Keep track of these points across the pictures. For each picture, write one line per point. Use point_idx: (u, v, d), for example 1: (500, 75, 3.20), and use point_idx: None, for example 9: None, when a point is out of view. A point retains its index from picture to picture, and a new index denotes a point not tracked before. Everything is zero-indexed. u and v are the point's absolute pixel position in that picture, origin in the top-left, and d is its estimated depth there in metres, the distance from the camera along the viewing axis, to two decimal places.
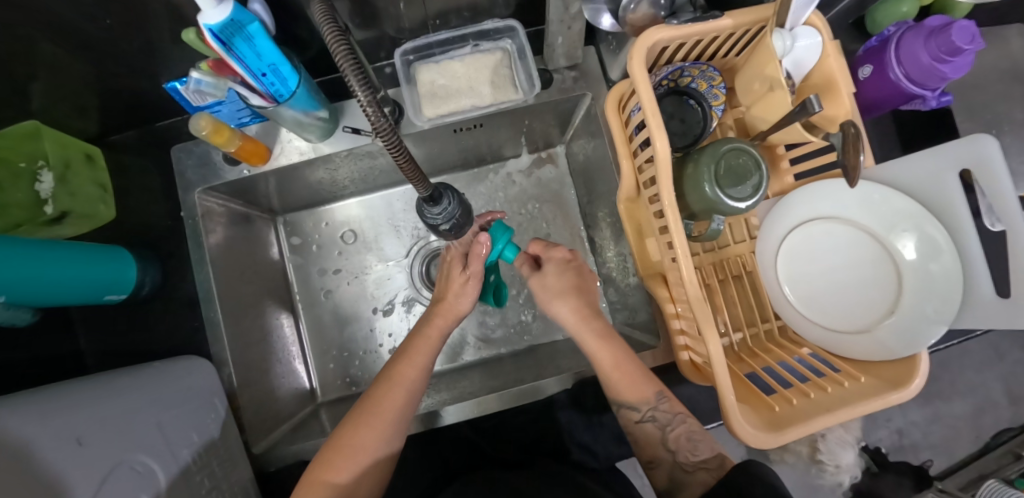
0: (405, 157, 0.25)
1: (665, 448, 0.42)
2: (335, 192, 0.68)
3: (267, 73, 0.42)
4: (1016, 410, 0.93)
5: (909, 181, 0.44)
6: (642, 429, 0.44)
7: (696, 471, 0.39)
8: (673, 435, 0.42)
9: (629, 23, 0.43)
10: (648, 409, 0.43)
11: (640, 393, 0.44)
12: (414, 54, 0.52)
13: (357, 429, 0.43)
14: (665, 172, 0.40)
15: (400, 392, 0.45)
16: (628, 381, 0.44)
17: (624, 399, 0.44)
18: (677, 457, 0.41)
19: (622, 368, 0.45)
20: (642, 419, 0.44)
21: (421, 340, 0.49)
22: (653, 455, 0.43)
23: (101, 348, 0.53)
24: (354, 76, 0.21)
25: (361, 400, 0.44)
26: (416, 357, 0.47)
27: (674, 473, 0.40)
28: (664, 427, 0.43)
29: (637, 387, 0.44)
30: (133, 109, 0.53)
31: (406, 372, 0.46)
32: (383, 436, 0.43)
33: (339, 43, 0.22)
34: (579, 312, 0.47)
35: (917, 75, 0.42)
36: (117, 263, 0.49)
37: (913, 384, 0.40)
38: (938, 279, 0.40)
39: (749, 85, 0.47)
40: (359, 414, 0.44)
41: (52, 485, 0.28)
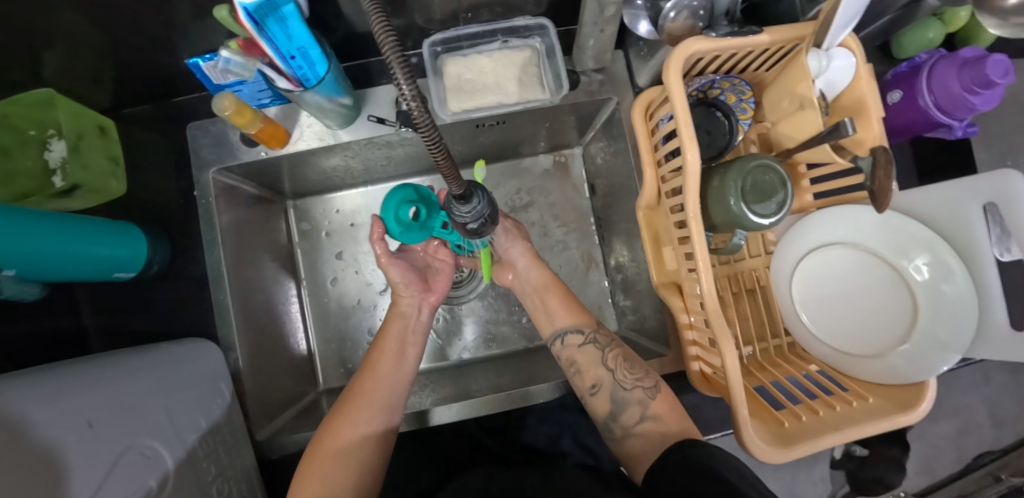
0: (441, 150, 0.23)
1: (603, 368, 0.49)
2: (349, 181, 0.67)
3: (296, 56, 0.42)
4: (998, 432, 0.97)
5: (931, 209, 0.45)
6: (584, 351, 0.51)
7: (633, 388, 0.47)
8: (611, 353, 0.50)
9: (666, 31, 0.43)
10: (590, 332, 0.53)
11: (582, 318, 0.54)
12: (443, 45, 0.51)
13: (341, 421, 0.45)
14: (694, 185, 0.40)
15: (382, 380, 0.49)
16: (566, 309, 0.55)
17: (568, 326, 0.54)
18: (616, 375, 0.48)
19: (560, 294, 0.57)
20: (584, 342, 0.52)
21: (393, 326, 0.54)
22: (596, 380, 0.49)
23: (106, 325, 0.52)
24: (398, 66, 0.17)
25: (353, 391, 0.48)
26: (386, 345, 0.52)
27: (615, 393, 0.47)
28: (602, 347, 0.51)
29: (577, 316, 0.55)
30: (148, 82, 0.51)
31: (379, 358, 0.50)
32: (361, 426, 0.45)
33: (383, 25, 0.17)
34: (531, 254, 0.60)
35: (947, 104, 0.43)
36: (127, 239, 0.47)
37: (921, 408, 0.41)
38: (952, 305, 0.41)
39: (777, 102, 0.47)
40: (338, 411, 0.46)
41: (62, 470, 0.27)
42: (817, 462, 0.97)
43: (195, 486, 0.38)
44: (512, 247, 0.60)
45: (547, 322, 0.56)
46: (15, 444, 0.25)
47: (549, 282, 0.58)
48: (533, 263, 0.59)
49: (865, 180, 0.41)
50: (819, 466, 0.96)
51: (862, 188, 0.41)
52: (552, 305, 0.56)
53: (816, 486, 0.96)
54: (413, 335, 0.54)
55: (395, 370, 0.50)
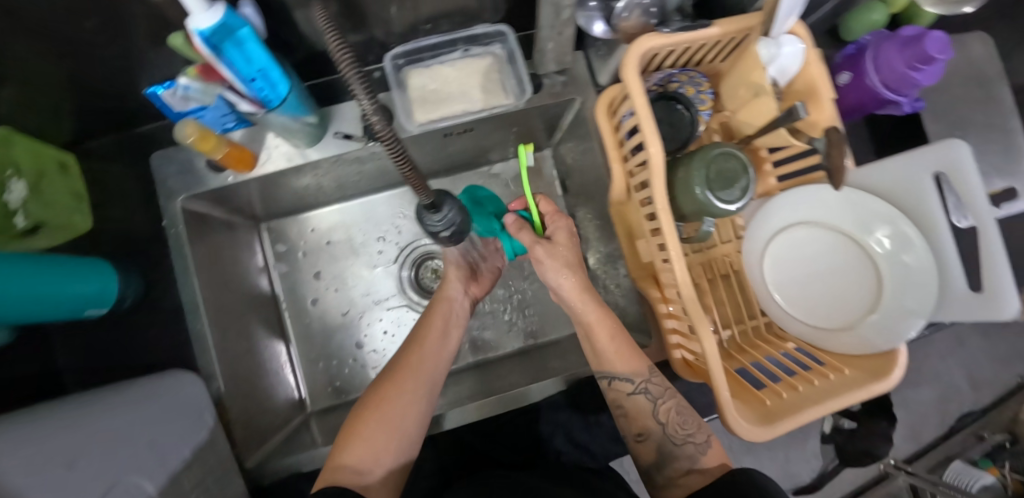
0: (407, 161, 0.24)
1: (655, 420, 0.45)
2: (321, 199, 0.67)
3: (256, 78, 0.41)
4: (976, 394, 1.01)
5: (887, 183, 0.46)
6: (633, 401, 0.46)
7: (685, 444, 0.44)
8: (663, 407, 0.45)
9: (621, 30, 0.44)
10: (642, 382, 0.45)
11: (634, 366, 0.46)
12: (404, 58, 0.52)
13: (391, 389, 0.44)
14: (660, 177, 0.42)
15: (428, 354, 0.49)
16: (619, 352, 0.46)
17: (618, 373, 0.46)
18: (667, 430, 0.45)
19: (615, 340, 0.47)
20: (635, 391, 0.46)
21: (439, 306, 0.55)
22: (642, 429, 0.46)
23: (82, 364, 0.50)
24: (359, 83, 0.19)
25: (405, 358, 0.48)
26: (434, 320, 0.53)
27: (664, 446, 0.44)
28: (656, 399, 0.45)
29: (630, 361, 0.46)
30: (107, 114, 0.50)
31: (427, 335, 0.51)
32: (415, 396, 0.45)
33: (343, 46, 0.18)
34: (576, 286, 0.48)
35: (893, 81, 0.45)
36: (97, 275, 0.46)
37: (894, 375, 0.42)
38: (915, 274, 0.43)
39: (735, 91, 0.49)
40: (385, 380, 0.46)
41: None
42: (808, 438, 1.01)
43: None
44: (557, 275, 0.48)
45: (595, 361, 0.48)
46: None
47: (600, 319, 0.47)
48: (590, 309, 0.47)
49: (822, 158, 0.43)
50: (810, 441, 1.01)
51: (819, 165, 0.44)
52: (602, 345, 0.47)
53: (808, 461, 1.01)
54: (454, 318, 0.55)
55: (439, 349, 0.50)
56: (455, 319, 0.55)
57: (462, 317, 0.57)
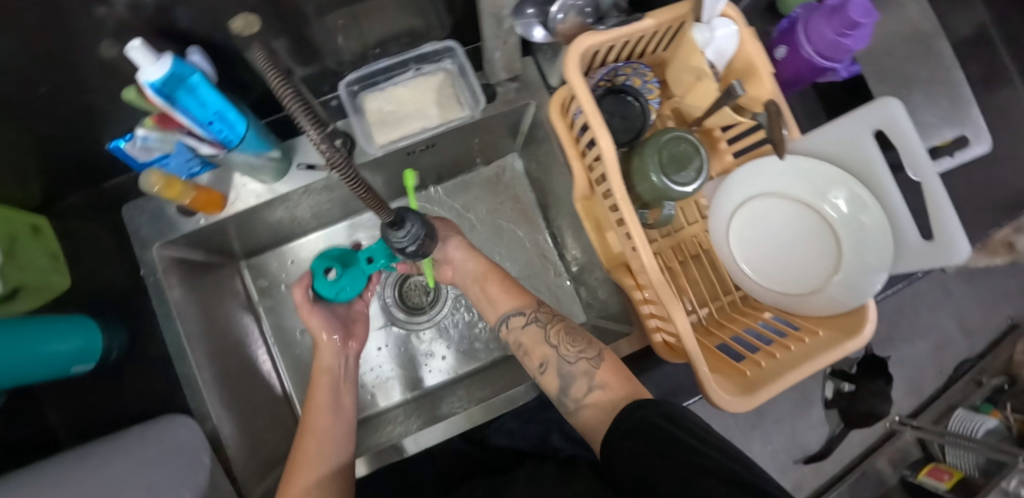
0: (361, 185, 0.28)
1: (547, 345, 0.50)
2: (299, 229, 0.68)
3: (214, 121, 0.42)
4: (969, 341, 1.03)
5: (831, 148, 0.47)
6: (529, 332, 0.52)
7: (577, 360, 0.47)
8: (553, 329, 0.51)
9: (559, 32, 0.45)
10: (532, 312, 0.53)
11: (523, 300, 0.55)
12: (358, 84, 0.53)
13: (289, 487, 0.43)
14: (614, 168, 0.43)
15: (322, 431, 0.48)
16: (505, 293, 0.56)
17: (511, 310, 0.54)
18: (559, 350, 0.49)
19: (504, 288, 0.56)
20: (527, 322, 0.52)
21: (318, 386, 0.53)
22: (543, 360, 0.49)
23: (74, 421, 0.51)
24: (304, 117, 0.24)
25: (297, 454, 0.46)
26: (318, 400, 0.51)
27: (561, 368, 0.47)
28: (544, 324, 0.52)
29: (518, 298, 0.55)
30: (73, 173, 0.51)
31: (312, 418, 0.49)
32: (321, 475, 0.44)
33: (285, 87, 0.24)
34: (470, 251, 0.59)
35: (826, 50, 0.46)
36: (81, 331, 0.47)
37: (866, 331, 0.43)
38: (870, 231, 0.44)
39: (679, 77, 0.50)
40: (288, 478, 0.45)
41: None
42: (813, 405, 1.01)
43: None
44: (450, 242, 0.59)
45: (490, 308, 0.57)
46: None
47: (487, 271, 0.58)
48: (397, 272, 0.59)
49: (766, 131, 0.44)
50: (815, 409, 1.01)
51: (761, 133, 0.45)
52: (492, 291, 0.57)
53: (816, 429, 1.01)
54: (343, 384, 0.54)
55: (334, 420, 0.50)
56: (342, 379, 0.55)
57: (352, 380, 0.56)
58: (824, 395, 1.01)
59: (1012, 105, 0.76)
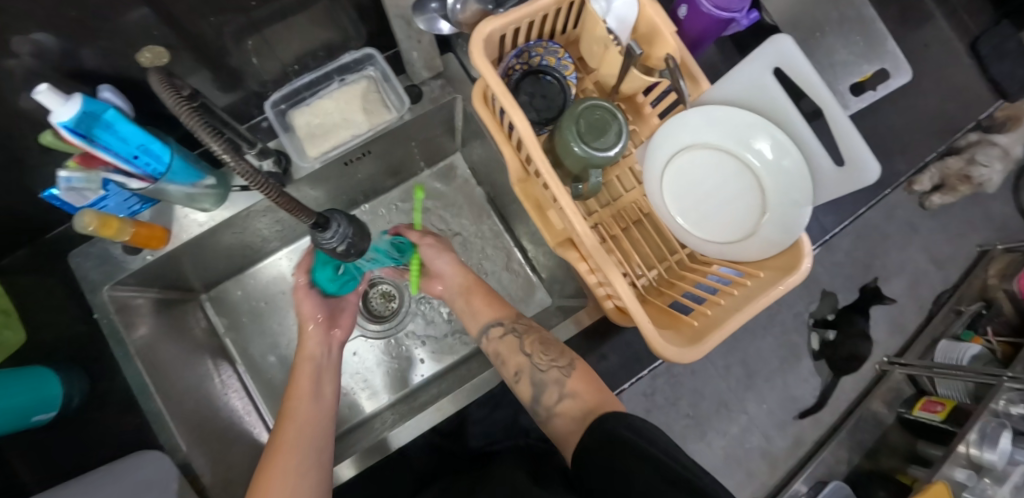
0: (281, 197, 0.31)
1: (523, 355, 0.50)
2: (254, 255, 0.69)
3: (139, 155, 0.44)
4: (944, 273, 1.03)
5: (741, 94, 0.48)
6: (505, 342, 0.52)
7: (549, 369, 0.48)
8: (528, 340, 0.51)
9: (462, 22, 0.47)
10: (510, 322, 0.53)
11: (498, 312, 0.55)
12: (285, 102, 0.55)
13: (269, 475, 0.42)
14: (535, 144, 0.44)
15: (301, 423, 0.47)
16: (489, 306, 0.56)
17: (490, 320, 0.54)
18: (532, 360, 0.49)
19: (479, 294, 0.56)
20: (505, 333, 0.52)
21: (302, 377, 0.52)
22: (517, 368, 0.49)
23: (44, 474, 0.51)
24: (217, 144, 0.27)
25: (276, 441, 0.45)
26: (299, 401, 0.49)
27: (534, 376, 0.48)
28: (520, 334, 0.52)
29: (497, 309, 0.55)
30: (11, 228, 0.52)
31: (293, 403, 0.49)
32: (296, 469, 0.43)
33: (195, 121, 0.28)
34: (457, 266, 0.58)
35: (722, 2, 0.48)
36: (36, 382, 0.47)
37: (802, 266, 0.44)
38: (788, 169, 0.46)
39: (591, 50, 0.52)
40: (264, 464, 0.43)
41: None
42: (801, 358, 1.01)
43: None
44: (437, 257, 0.59)
45: (472, 320, 0.56)
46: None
47: (473, 285, 0.58)
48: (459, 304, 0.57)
49: (669, 82, 0.49)
50: (804, 361, 1.01)
51: (666, 84, 0.49)
52: (475, 305, 0.56)
53: (808, 381, 1.01)
54: (328, 373, 0.54)
55: (315, 407, 0.49)
56: (324, 368, 0.55)
57: (333, 369, 0.56)
58: (809, 347, 1.02)
59: (936, 35, 0.78)
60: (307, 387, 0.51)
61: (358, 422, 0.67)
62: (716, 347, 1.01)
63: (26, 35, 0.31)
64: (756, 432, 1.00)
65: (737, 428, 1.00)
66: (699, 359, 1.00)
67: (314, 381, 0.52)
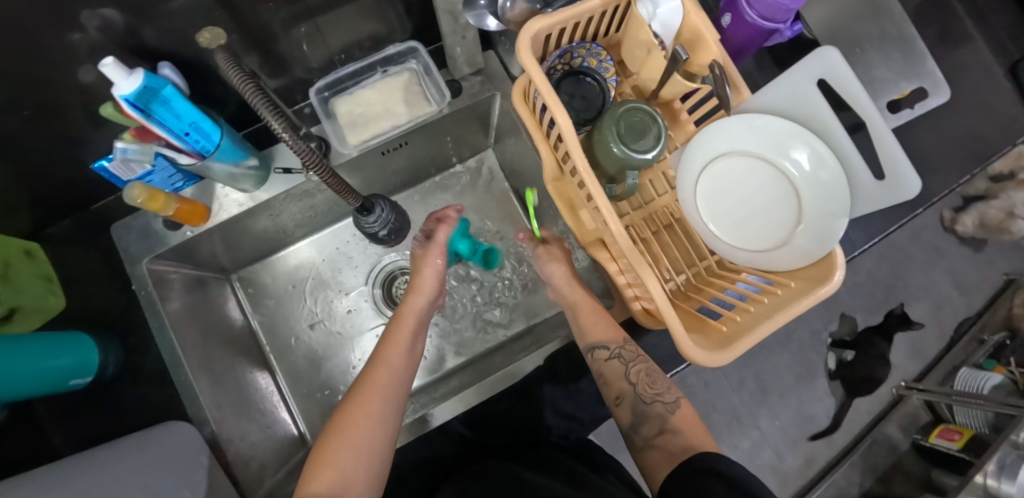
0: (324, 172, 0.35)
1: (626, 382, 0.49)
2: (284, 239, 0.70)
3: (190, 132, 0.45)
4: (968, 300, 1.02)
5: (780, 104, 0.49)
6: (609, 366, 0.51)
7: (654, 403, 0.47)
8: (635, 369, 0.50)
9: (510, 20, 0.48)
10: (617, 346, 0.51)
11: (611, 333, 0.52)
12: (329, 90, 0.56)
13: (355, 406, 0.42)
14: (575, 144, 0.45)
15: (394, 369, 0.48)
16: (598, 323, 0.53)
17: (598, 340, 0.52)
18: (638, 389, 0.49)
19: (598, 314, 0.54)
20: (610, 357, 0.51)
21: (400, 324, 0.54)
22: (619, 393, 0.50)
23: (74, 439, 0.52)
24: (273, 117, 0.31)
25: (368, 374, 0.46)
26: (397, 340, 0.51)
27: (637, 406, 0.48)
28: (628, 362, 0.50)
29: (607, 329, 0.53)
30: (60, 197, 0.53)
31: (389, 351, 0.49)
32: (387, 414, 0.43)
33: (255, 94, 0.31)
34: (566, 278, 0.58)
35: (767, 13, 0.48)
36: (76, 346, 0.49)
37: (835, 277, 0.44)
38: (825, 179, 0.46)
39: (633, 53, 0.53)
40: (357, 393, 0.44)
41: None
42: (817, 377, 1.00)
43: None
44: (548, 267, 0.60)
45: (580, 336, 0.54)
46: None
47: (583, 300, 0.56)
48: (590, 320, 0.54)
49: (712, 89, 0.49)
50: (820, 380, 1.00)
51: (710, 89, 0.50)
52: (584, 321, 0.54)
53: (823, 400, 1.00)
54: (421, 330, 0.56)
55: (407, 357, 0.50)
56: (422, 327, 0.56)
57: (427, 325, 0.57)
58: (826, 366, 1.00)
59: (975, 58, 0.77)
60: (405, 332, 0.53)
61: None
62: (732, 360, 1.00)
63: (95, 10, 0.32)
64: (768, 448, 0.99)
65: (749, 443, 0.99)
66: (714, 371, 1.00)
67: (406, 327, 0.53)
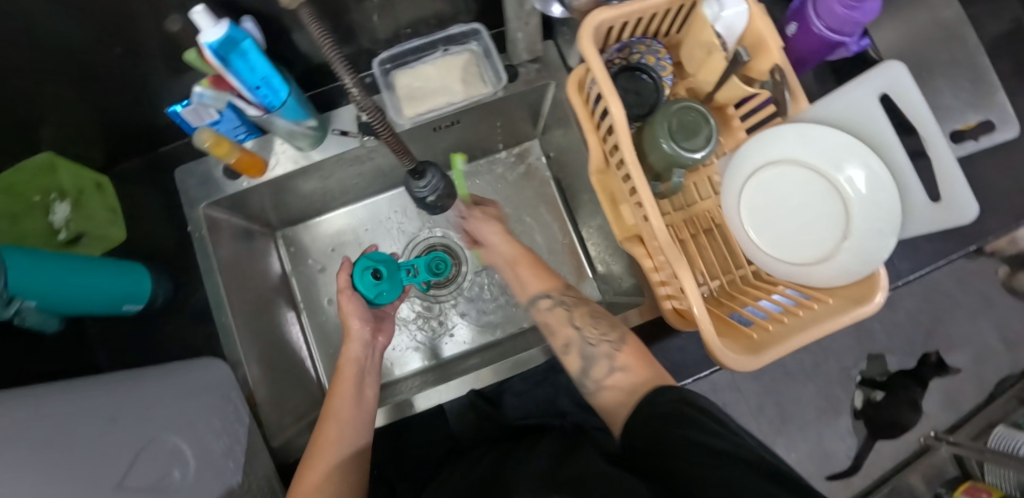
0: (381, 122, 0.36)
1: (572, 329, 0.48)
2: (330, 202, 0.72)
3: (261, 86, 0.48)
4: (1013, 355, 0.97)
5: (840, 117, 0.48)
6: (551, 314, 0.51)
7: (599, 343, 0.46)
8: (576, 311, 0.50)
9: (575, 8, 0.49)
10: (556, 294, 0.52)
11: (547, 283, 0.53)
12: (391, 62, 0.58)
13: (302, 478, 0.42)
14: (627, 135, 0.45)
15: (340, 428, 0.46)
16: (535, 276, 0.54)
17: (538, 292, 0.53)
18: (582, 333, 0.47)
19: (530, 266, 0.55)
20: (552, 305, 0.51)
21: (345, 371, 0.52)
22: (566, 341, 0.48)
23: (117, 363, 0.55)
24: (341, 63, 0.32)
25: (317, 436, 0.45)
26: (341, 391, 0.49)
27: (583, 349, 0.46)
28: (568, 307, 0.50)
29: (545, 280, 0.54)
30: (135, 136, 0.57)
31: (335, 402, 0.48)
32: (335, 478, 0.42)
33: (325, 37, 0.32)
34: (514, 245, 0.58)
35: (835, 24, 0.48)
36: (133, 276, 0.52)
37: (876, 297, 0.44)
38: (878, 199, 0.45)
39: (692, 54, 0.53)
40: (304, 462, 0.43)
41: (88, 460, 0.32)
42: (841, 413, 0.96)
43: (216, 482, 0.43)
44: (483, 226, 0.60)
45: (522, 292, 0.55)
46: (23, 442, 0.28)
47: (517, 254, 0.57)
48: (515, 267, 0.56)
49: (769, 94, 0.49)
50: (844, 417, 0.96)
51: (767, 95, 0.50)
52: (523, 276, 0.55)
53: (845, 439, 0.96)
54: (368, 374, 0.54)
55: (355, 411, 0.48)
56: (369, 370, 0.54)
57: (375, 373, 0.55)
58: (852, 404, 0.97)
59: None
60: (349, 388, 0.50)
61: (393, 380, 0.69)
62: (752, 384, 0.97)
63: None
64: None
65: None
66: (734, 394, 0.96)
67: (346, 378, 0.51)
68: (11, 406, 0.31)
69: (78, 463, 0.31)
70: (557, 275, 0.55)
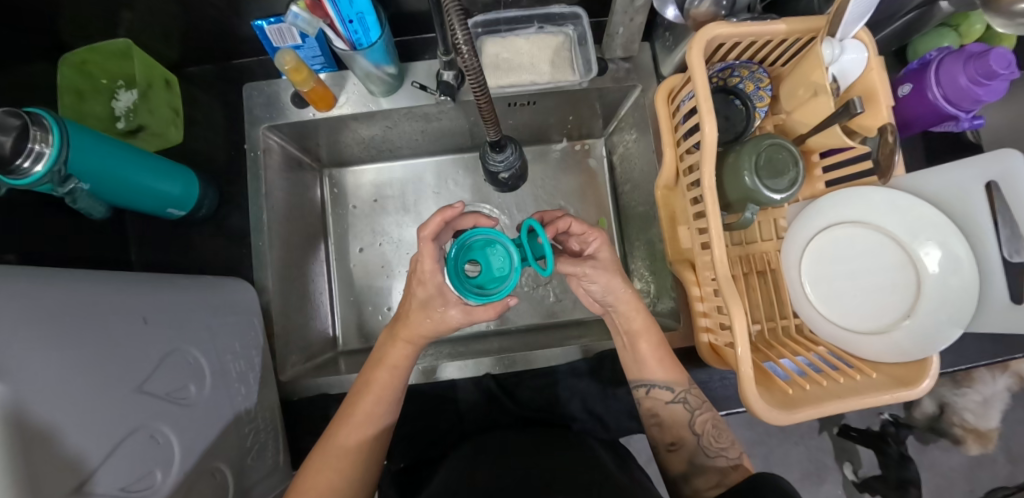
0: (478, 79, 0.35)
1: (690, 431, 0.48)
2: (387, 152, 0.71)
3: (353, 20, 0.46)
4: (1011, 468, 0.95)
5: (936, 192, 0.46)
6: (671, 410, 0.49)
7: (717, 457, 0.47)
8: (700, 418, 0.48)
9: (691, 17, 0.47)
10: (683, 392, 0.49)
11: (677, 376, 0.49)
12: (483, 27, 0.56)
13: (321, 470, 0.41)
14: (711, 158, 0.43)
15: (366, 425, 0.43)
16: (660, 360, 0.49)
17: (659, 380, 0.49)
18: (701, 441, 0.48)
19: (662, 359, 0.49)
20: (673, 399, 0.49)
21: (385, 368, 0.45)
22: (676, 440, 0.49)
23: (149, 261, 0.56)
24: (455, 17, 0.30)
25: (344, 428, 0.43)
26: (368, 393, 0.44)
27: (696, 457, 0.47)
28: (693, 410, 0.48)
29: (671, 370, 0.49)
30: (215, 43, 0.56)
31: (363, 410, 0.43)
32: (347, 478, 0.41)
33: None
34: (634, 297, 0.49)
35: (954, 96, 0.45)
36: (184, 180, 0.51)
37: (922, 384, 0.43)
38: (955, 289, 0.43)
39: (794, 91, 0.50)
40: (321, 455, 0.42)
41: (111, 355, 0.31)
42: (826, 481, 0.96)
43: (227, 403, 0.43)
44: (613, 280, 0.47)
45: (633, 366, 0.51)
46: (57, 326, 0.28)
47: (635, 310, 0.49)
48: (651, 350, 0.49)
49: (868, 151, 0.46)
50: (827, 486, 0.96)
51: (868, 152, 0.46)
52: (643, 353, 0.50)
53: None
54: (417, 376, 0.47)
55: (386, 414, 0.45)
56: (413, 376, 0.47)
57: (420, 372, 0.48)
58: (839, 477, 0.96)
59: None
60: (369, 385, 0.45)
61: None
62: (746, 430, 0.97)
63: None
64: None
65: None
66: None
67: (382, 366, 0.45)
68: (59, 281, 0.31)
69: (106, 356, 0.31)
70: (678, 361, 0.51)
